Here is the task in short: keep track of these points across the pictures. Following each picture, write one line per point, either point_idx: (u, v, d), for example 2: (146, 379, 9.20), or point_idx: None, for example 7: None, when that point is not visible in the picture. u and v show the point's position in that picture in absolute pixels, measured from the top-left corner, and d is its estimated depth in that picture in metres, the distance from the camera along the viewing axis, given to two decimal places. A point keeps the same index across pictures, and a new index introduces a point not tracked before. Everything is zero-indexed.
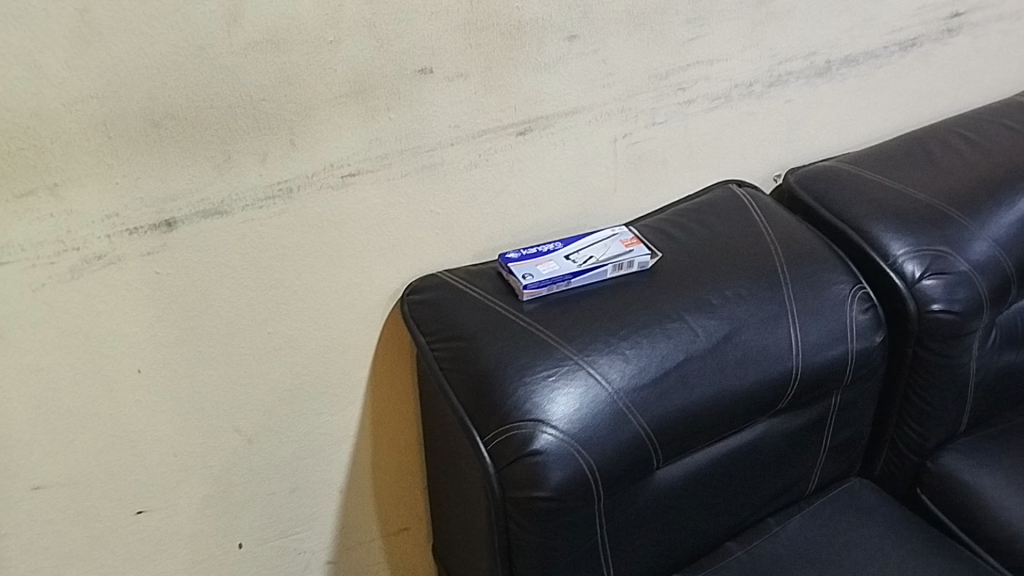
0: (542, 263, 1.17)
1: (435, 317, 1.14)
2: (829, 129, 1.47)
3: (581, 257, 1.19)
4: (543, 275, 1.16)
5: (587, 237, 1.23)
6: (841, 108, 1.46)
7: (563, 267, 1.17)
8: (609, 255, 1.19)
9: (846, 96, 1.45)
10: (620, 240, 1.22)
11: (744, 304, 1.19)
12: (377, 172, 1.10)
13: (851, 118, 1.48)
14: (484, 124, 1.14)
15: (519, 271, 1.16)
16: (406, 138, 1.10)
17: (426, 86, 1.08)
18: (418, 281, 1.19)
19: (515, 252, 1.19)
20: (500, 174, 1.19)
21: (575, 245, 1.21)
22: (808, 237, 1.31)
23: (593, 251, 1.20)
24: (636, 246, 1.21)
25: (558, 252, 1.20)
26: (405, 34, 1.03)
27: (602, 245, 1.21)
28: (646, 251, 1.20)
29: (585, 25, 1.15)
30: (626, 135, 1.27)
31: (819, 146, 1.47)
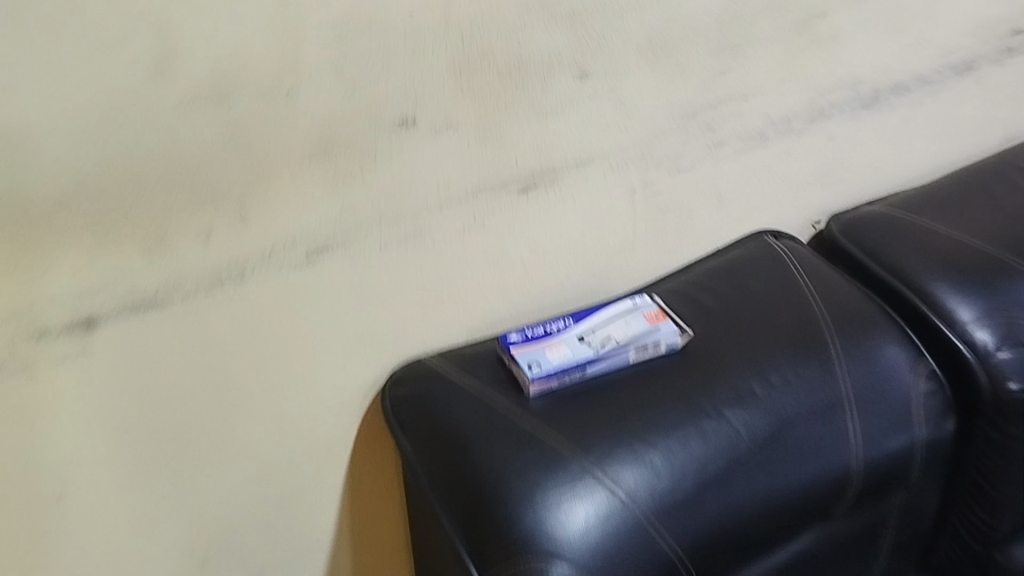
0: (552, 347, 0.98)
1: (422, 419, 0.95)
2: (873, 166, 1.29)
3: (598, 340, 1.00)
4: (553, 363, 0.97)
5: (603, 311, 1.04)
6: (888, 141, 1.27)
7: (577, 352, 0.98)
8: (631, 336, 1.00)
9: (894, 128, 1.27)
10: (642, 316, 1.03)
11: (788, 393, 1.00)
12: (351, 246, 0.90)
13: (897, 152, 1.30)
14: (481, 182, 0.95)
15: (525, 359, 0.97)
16: (386, 203, 0.90)
17: (412, 141, 0.88)
18: (403, 369, 1.00)
19: (518, 334, 1.00)
20: (500, 237, 1.00)
21: (589, 323, 1.02)
22: (857, 301, 1.13)
23: (611, 331, 1.01)
24: (664, 323, 1.02)
25: (569, 332, 1.01)
26: (383, 78, 0.83)
27: (621, 323, 1.02)
28: (674, 329, 1.02)
29: (600, 59, 0.95)
30: (646, 185, 1.07)
31: (860, 186, 1.29)
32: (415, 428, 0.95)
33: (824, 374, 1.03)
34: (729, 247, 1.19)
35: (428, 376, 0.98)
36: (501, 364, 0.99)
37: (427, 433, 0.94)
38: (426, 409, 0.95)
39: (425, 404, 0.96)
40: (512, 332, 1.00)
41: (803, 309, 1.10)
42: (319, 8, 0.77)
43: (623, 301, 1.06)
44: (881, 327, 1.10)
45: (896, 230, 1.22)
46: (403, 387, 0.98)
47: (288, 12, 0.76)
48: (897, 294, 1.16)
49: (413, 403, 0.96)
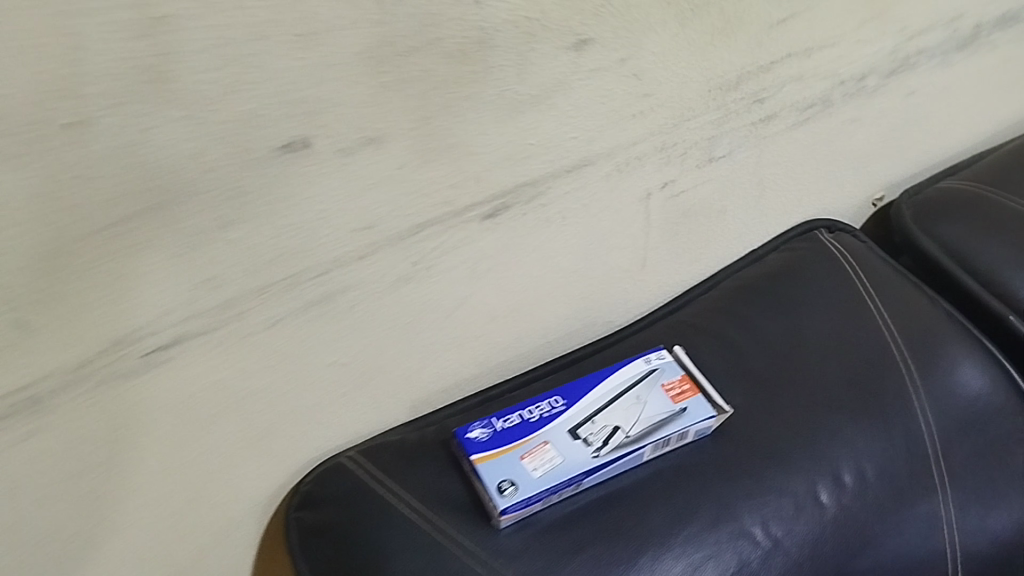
0: (533, 451, 0.67)
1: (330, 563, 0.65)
2: (955, 124, 0.96)
3: (600, 435, 0.68)
4: (534, 480, 0.65)
5: (605, 383, 0.72)
6: (977, 91, 0.95)
7: (569, 457, 0.67)
8: (648, 426, 0.69)
9: (987, 72, 0.94)
10: (661, 389, 0.72)
11: (861, 502, 0.70)
12: (218, 333, 0.57)
13: (985, 104, 0.97)
14: (423, 215, 0.61)
15: (494, 476, 0.65)
16: (272, 267, 0.56)
17: (307, 171, 0.54)
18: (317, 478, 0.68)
19: (482, 429, 0.68)
20: (456, 283, 0.67)
21: (586, 405, 0.71)
22: (944, 335, 0.81)
23: (618, 417, 0.70)
24: (692, 399, 0.71)
25: (557, 422, 0.69)
26: (249, 83, 0.49)
27: (631, 403, 0.71)
28: (709, 411, 0.70)
29: (610, 20, 0.61)
30: (667, 185, 0.74)
31: (936, 150, 0.97)
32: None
33: (909, 467, 0.73)
34: (767, 251, 0.87)
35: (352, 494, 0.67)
36: (457, 472, 0.68)
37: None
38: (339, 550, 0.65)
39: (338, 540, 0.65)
40: (473, 425, 0.68)
41: (876, 352, 0.78)
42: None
43: (634, 362, 0.74)
44: (978, 378, 0.79)
45: (997, 218, 0.88)
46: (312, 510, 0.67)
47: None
48: (996, 317, 0.84)
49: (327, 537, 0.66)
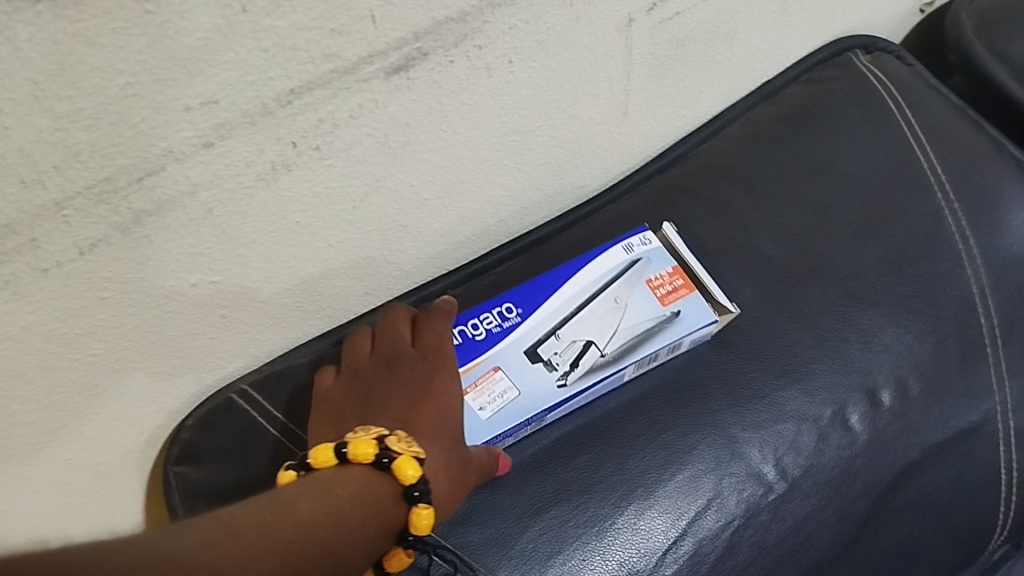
0: (480, 382, 0.51)
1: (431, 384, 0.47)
2: None
3: (567, 355, 0.53)
4: (483, 423, 0.50)
5: (574, 280, 0.55)
6: None
7: (527, 388, 0.51)
8: (630, 339, 0.53)
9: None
10: (647, 287, 0.55)
11: (900, 430, 0.55)
12: (3, 271, 0.40)
13: None
14: (296, 77, 0.42)
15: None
16: (64, 171, 0.38)
17: (85, 28, 0.34)
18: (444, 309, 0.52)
19: None
20: (362, 164, 0.49)
21: (547, 312, 0.54)
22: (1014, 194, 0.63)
23: (590, 328, 0.54)
24: (687, 300, 0.55)
25: (511, 340, 0.53)
26: None
27: (607, 309, 0.54)
28: (708, 316, 0.54)
29: None
30: (654, 7, 0.55)
31: None
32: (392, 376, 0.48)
33: (965, 381, 0.57)
34: (783, 82, 0.67)
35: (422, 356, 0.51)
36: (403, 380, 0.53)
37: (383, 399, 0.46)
38: (445, 378, 0.47)
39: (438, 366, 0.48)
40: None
41: (925, 224, 0.60)
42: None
43: (610, 251, 0.56)
44: None
45: None
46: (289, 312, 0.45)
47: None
48: None
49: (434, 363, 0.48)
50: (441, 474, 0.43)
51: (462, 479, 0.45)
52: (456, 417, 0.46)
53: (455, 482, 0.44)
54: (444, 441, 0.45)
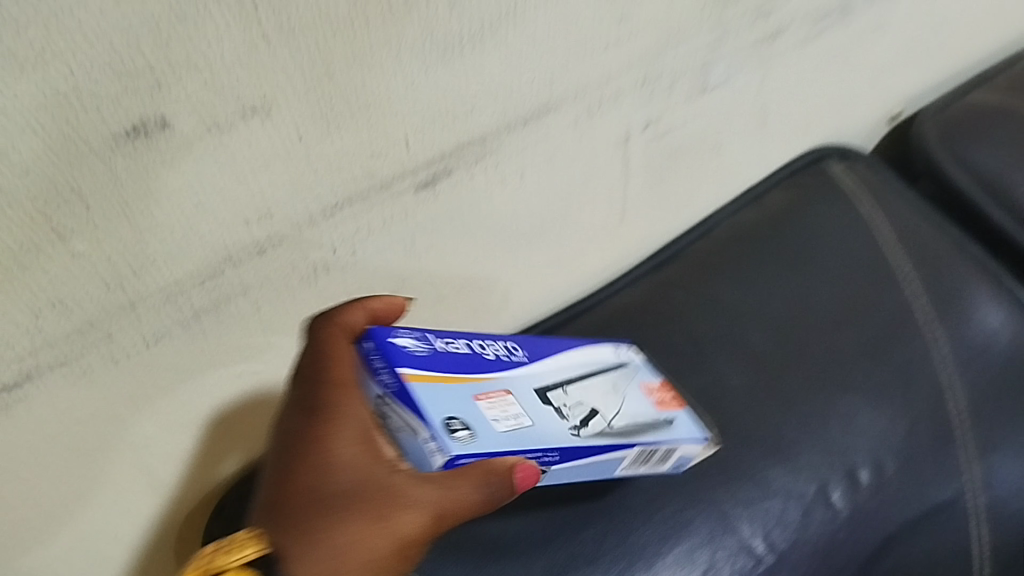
0: (490, 395, 0.44)
1: (310, 400, 0.42)
2: (989, 25, 0.82)
3: (575, 411, 0.47)
4: (495, 432, 0.41)
5: (568, 355, 0.52)
6: None
7: (539, 423, 0.44)
8: (633, 424, 0.50)
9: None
10: (643, 388, 0.53)
11: (878, 506, 0.60)
12: (79, 362, 0.45)
13: None
14: (340, 192, 0.48)
15: (434, 402, 0.40)
16: (141, 276, 0.44)
17: (170, 158, 0.41)
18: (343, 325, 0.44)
19: (416, 342, 0.43)
20: (390, 263, 0.55)
21: (550, 368, 0.50)
22: (976, 294, 0.69)
23: (596, 400, 0.49)
24: (679, 411, 0.53)
25: (519, 372, 0.47)
26: (59, 52, 0.35)
27: (606, 391, 0.51)
28: (698, 440, 0.53)
29: None
30: (648, 125, 0.62)
31: (966, 57, 0.83)
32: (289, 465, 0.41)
33: (938, 461, 0.62)
34: (765, 186, 0.74)
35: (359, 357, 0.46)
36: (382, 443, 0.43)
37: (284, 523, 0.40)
38: (333, 433, 0.40)
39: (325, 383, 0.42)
40: (399, 333, 0.44)
41: (897, 316, 0.66)
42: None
43: (600, 347, 0.55)
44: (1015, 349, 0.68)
45: None
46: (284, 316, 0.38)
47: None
48: None
49: (316, 377, 0.42)
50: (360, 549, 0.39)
51: (386, 534, 0.39)
52: (356, 462, 0.40)
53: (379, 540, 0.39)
54: (347, 523, 0.39)
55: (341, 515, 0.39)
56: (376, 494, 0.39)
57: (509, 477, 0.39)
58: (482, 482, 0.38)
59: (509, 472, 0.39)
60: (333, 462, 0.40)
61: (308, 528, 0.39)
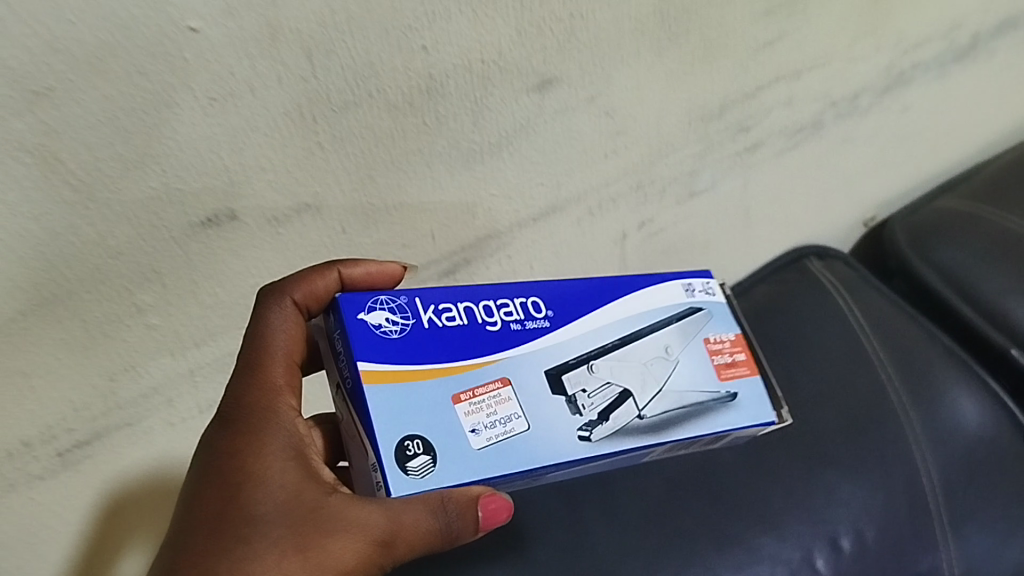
0: (479, 392, 0.40)
1: (240, 419, 0.41)
2: (952, 139, 0.90)
3: (599, 399, 0.43)
4: (471, 453, 0.39)
5: (608, 309, 0.46)
6: (975, 103, 0.89)
7: (537, 425, 0.41)
8: (672, 407, 0.44)
9: (988, 81, 0.88)
10: (711, 358, 0.47)
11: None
12: (143, 424, 0.51)
13: (984, 117, 0.92)
14: None
15: (397, 420, 0.38)
16: (201, 348, 0.51)
17: (234, 245, 0.48)
18: (307, 294, 0.43)
19: (395, 325, 0.40)
20: None
21: (579, 332, 0.44)
22: (947, 377, 0.75)
23: (631, 375, 0.44)
24: (743, 383, 0.47)
25: (534, 347, 0.43)
26: (156, 157, 0.42)
27: (654, 358, 0.45)
28: (765, 417, 0.46)
29: (574, 57, 0.55)
30: (643, 225, 0.69)
31: (932, 168, 0.92)
32: (209, 486, 0.40)
33: (913, 536, 0.68)
34: (751, 282, 0.82)
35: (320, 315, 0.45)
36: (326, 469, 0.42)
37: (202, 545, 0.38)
38: (263, 457, 0.40)
39: (259, 399, 0.42)
40: (376, 301, 0.41)
41: (874, 400, 0.72)
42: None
43: (653, 287, 0.48)
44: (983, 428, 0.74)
45: (1004, 246, 0.82)
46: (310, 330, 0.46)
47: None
48: (998, 351, 0.78)
49: (257, 390, 0.42)
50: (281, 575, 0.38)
51: (313, 563, 0.38)
52: (286, 483, 0.39)
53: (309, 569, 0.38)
54: (275, 547, 0.38)
55: (267, 541, 0.38)
56: (312, 517, 0.39)
57: (472, 506, 0.38)
58: (436, 510, 0.37)
59: (471, 507, 0.38)
60: (260, 484, 0.39)
61: (226, 552, 0.38)
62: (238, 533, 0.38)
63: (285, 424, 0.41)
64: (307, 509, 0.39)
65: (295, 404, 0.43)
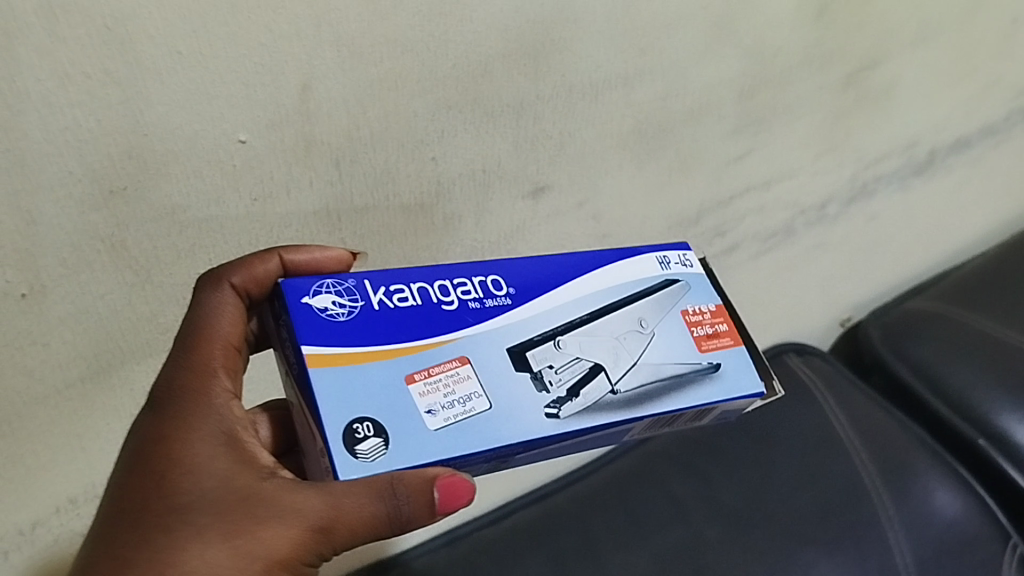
0: (435, 371, 0.40)
1: (173, 405, 0.41)
2: (920, 245, 0.98)
3: (569, 375, 0.42)
4: (427, 435, 0.38)
5: (573, 290, 0.45)
6: (939, 213, 0.97)
7: (500, 404, 0.40)
8: (647, 382, 0.44)
9: (949, 194, 0.97)
10: (691, 333, 0.46)
11: None
12: None
13: (950, 225, 1.00)
14: None
15: (341, 405, 0.37)
16: None
17: None
18: (247, 278, 0.44)
19: (342, 308, 0.40)
20: None
21: (544, 310, 0.44)
22: (920, 465, 0.80)
23: (602, 352, 0.44)
24: (725, 354, 0.46)
25: (496, 325, 0.42)
26: (205, 246, 0.50)
27: (627, 334, 0.45)
28: (751, 386, 0.45)
29: (565, 168, 0.63)
30: None
31: (903, 272, 0.99)
32: (140, 474, 0.40)
33: None
34: None
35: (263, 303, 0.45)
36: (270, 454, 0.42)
37: (132, 535, 0.38)
38: (200, 445, 0.40)
39: (194, 386, 0.42)
40: (323, 284, 0.41)
41: (849, 483, 0.77)
42: (58, 154, 0.43)
43: (617, 264, 0.47)
44: (952, 510, 0.78)
45: (969, 342, 0.88)
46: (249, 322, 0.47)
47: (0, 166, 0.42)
48: (967, 440, 0.84)
49: (196, 377, 0.42)
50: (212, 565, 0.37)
51: (245, 551, 0.37)
52: (221, 471, 0.39)
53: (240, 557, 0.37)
54: (204, 535, 0.37)
55: (199, 527, 0.38)
56: (250, 504, 0.38)
57: (426, 490, 0.36)
58: (382, 495, 0.36)
59: (424, 489, 0.36)
60: (192, 473, 0.39)
61: (152, 542, 0.38)
62: (172, 521, 0.38)
63: (225, 413, 0.42)
64: (244, 496, 0.38)
65: (234, 391, 0.43)
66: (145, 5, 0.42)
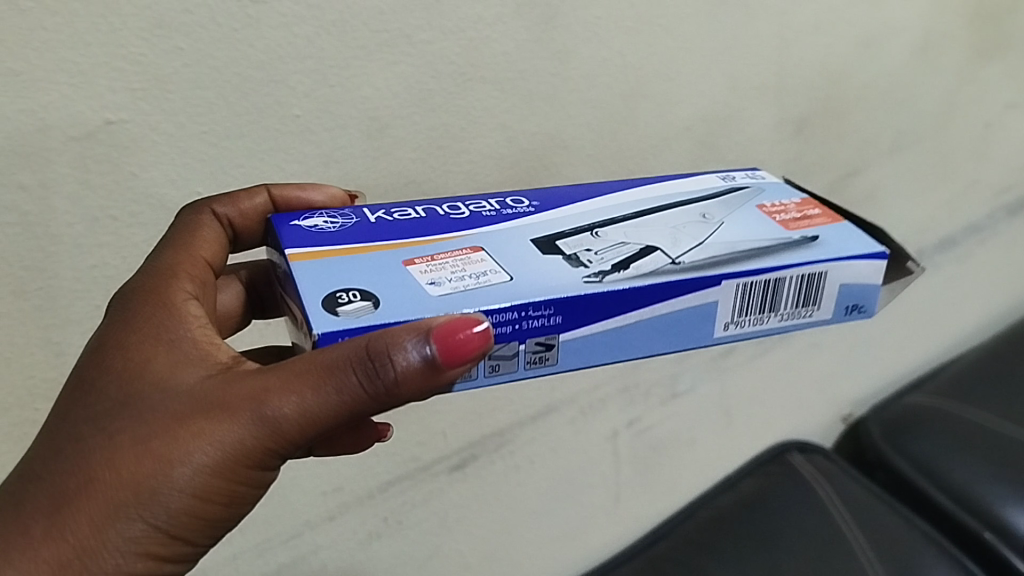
0: (438, 259, 0.44)
1: (132, 305, 0.44)
2: (917, 328, 1.00)
3: (611, 256, 0.45)
4: (430, 301, 0.40)
5: (593, 202, 0.53)
6: (927, 310, 1.01)
7: (521, 276, 0.42)
8: (721, 253, 0.46)
9: (938, 292, 1.01)
10: (780, 219, 0.50)
11: None
12: None
13: (939, 311, 1.03)
14: (406, 471, 0.68)
15: (325, 282, 0.40)
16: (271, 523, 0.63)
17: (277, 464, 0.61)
18: (232, 209, 0.50)
19: (331, 221, 0.48)
20: (427, 534, 0.72)
21: (566, 212, 0.51)
22: (926, 565, 0.74)
23: (658, 237, 0.48)
24: (821, 229, 0.49)
25: (518, 225, 0.48)
26: None
27: (695, 218, 0.50)
28: (870, 250, 0.47)
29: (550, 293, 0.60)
30: (631, 423, 0.79)
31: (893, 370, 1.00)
32: (96, 367, 0.42)
33: None
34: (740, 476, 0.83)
35: (246, 232, 0.51)
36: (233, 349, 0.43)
37: (75, 429, 0.40)
38: (151, 345, 0.41)
39: (155, 286, 0.45)
40: (314, 215, 0.49)
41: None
42: (87, 291, 0.53)
43: (630, 188, 0.55)
44: None
45: (972, 439, 0.84)
46: (234, 275, 0.54)
47: (35, 302, 0.52)
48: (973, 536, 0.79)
49: (162, 278, 0.45)
50: (149, 454, 0.38)
51: (186, 438, 0.38)
52: (172, 363, 0.40)
53: (179, 441, 0.38)
54: (150, 428, 0.38)
55: (138, 422, 0.38)
56: (196, 396, 0.38)
57: (407, 345, 0.35)
58: (356, 362, 0.35)
59: (404, 347, 0.35)
60: (148, 368, 0.40)
61: (99, 434, 0.39)
62: (114, 417, 0.39)
63: (182, 309, 0.43)
64: (189, 392, 0.39)
65: (194, 291, 0.45)
66: (165, 152, 0.52)
